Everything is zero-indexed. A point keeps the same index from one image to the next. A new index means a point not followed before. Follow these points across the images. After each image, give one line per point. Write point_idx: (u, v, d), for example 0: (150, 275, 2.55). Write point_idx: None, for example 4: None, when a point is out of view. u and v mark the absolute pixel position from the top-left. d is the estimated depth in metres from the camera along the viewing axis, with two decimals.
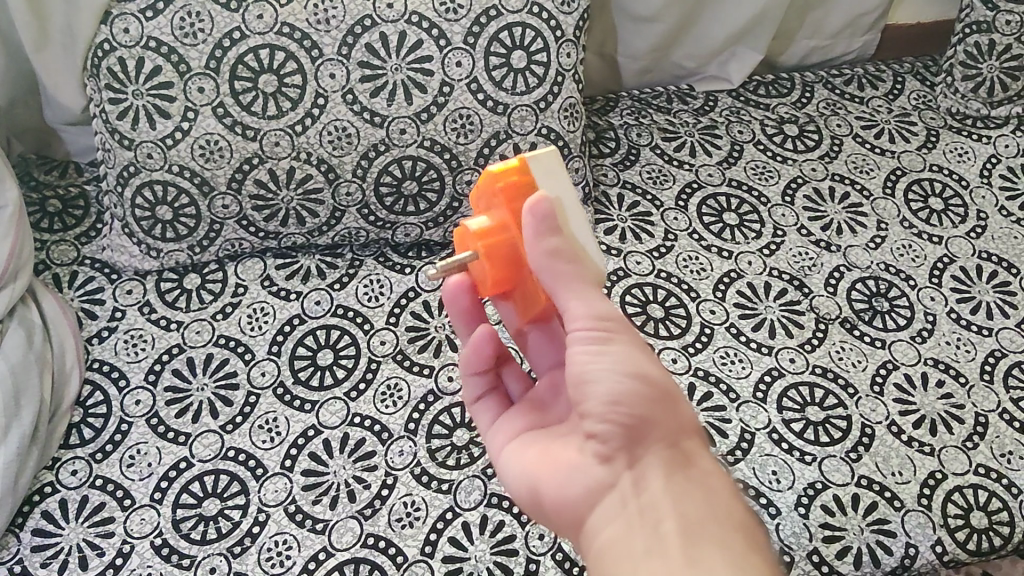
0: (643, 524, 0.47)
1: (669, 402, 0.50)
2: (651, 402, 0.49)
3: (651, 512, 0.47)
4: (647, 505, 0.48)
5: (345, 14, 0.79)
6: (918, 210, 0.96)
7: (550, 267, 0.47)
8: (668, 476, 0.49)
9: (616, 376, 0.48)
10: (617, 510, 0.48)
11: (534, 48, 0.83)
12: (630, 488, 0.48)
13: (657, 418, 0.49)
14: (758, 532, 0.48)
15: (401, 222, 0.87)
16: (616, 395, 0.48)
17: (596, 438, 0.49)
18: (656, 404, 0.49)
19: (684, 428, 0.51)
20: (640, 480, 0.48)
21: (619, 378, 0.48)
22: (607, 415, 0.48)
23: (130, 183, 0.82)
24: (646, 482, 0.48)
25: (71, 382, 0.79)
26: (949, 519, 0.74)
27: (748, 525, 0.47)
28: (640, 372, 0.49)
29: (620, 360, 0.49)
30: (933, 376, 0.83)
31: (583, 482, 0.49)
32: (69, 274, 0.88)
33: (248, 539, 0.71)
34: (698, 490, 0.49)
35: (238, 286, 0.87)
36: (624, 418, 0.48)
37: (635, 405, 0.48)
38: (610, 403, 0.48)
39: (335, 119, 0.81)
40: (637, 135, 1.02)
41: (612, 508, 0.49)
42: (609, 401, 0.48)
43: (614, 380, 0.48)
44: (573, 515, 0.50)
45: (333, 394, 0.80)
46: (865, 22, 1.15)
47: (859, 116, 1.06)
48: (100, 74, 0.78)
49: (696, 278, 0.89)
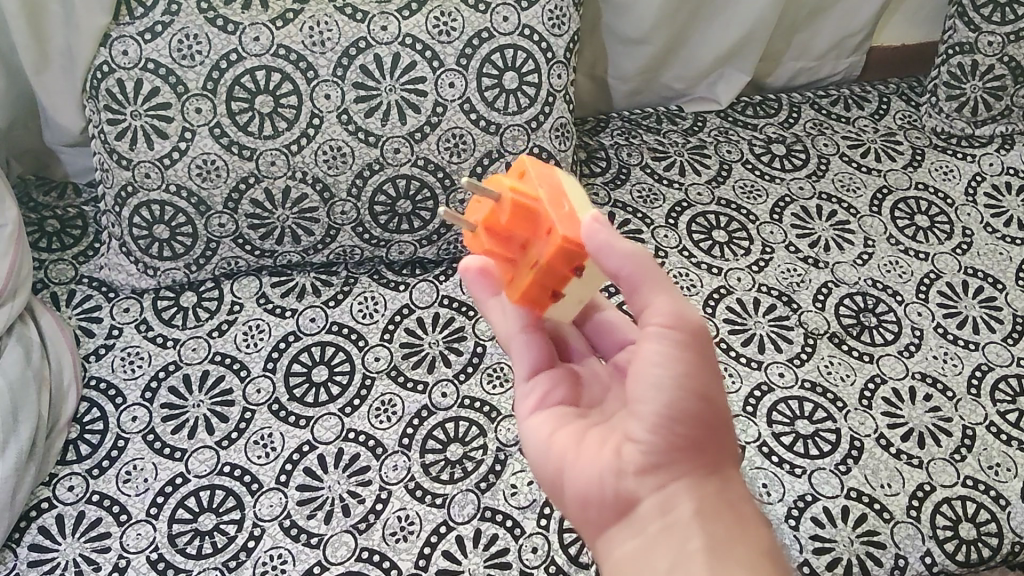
0: (668, 537, 0.48)
1: (719, 421, 0.50)
2: (701, 420, 0.49)
3: (678, 530, 0.48)
4: (675, 522, 0.49)
5: (340, 36, 0.81)
6: (904, 226, 0.98)
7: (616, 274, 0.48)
8: (699, 495, 0.49)
9: (672, 386, 0.48)
10: (643, 520, 0.49)
11: (525, 69, 0.85)
12: (660, 501, 0.49)
13: (706, 435, 0.49)
14: (784, 561, 0.49)
15: (395, 240, 0.89)
16: (671, 406, 0.48)
17: (637, 444, 0.49)
18: (706, 422, 0.49)
19: (725, 448, 0.51)
20: (670, 490, 0.49)
21: (676, 390, 0.48)
22: (658, 426, 0.48)
23: (128, 203, 0.83)
24: (677, 500, 0.49)
25: (68, 398, 0.80)
26: (939, 531, 0.75)
27: (774, 553, 0.48)
28: (698, 388, 0.48)
29: (682, 370, 0.48)
30: (920, 390, 0.84)
31: (615, 486, 0.50)
32: (67, 293, 0.89)
33: (243, 553, 0.72)
34: (729, 512, 0.50)
35: (234, 304, 0.88)
36: (670, 428, 0.48)
37: (687, 420, 0.48)
38: (662, 415, 0.48)
39: (331, 139, 0.82)
40: (627, 155, 1.03)
41: (640, 518, 0.50)
42: (662, 413, 0.48)
43: (670, 392, 0.48)
44: (597, 516, 0.51)
45: (328, 410, 0.81)
46: (850, 43, 1.17)
47: (845, 136, 1.08)
48: (99, 95, 0.80)
49: (686, 294, 0.90)
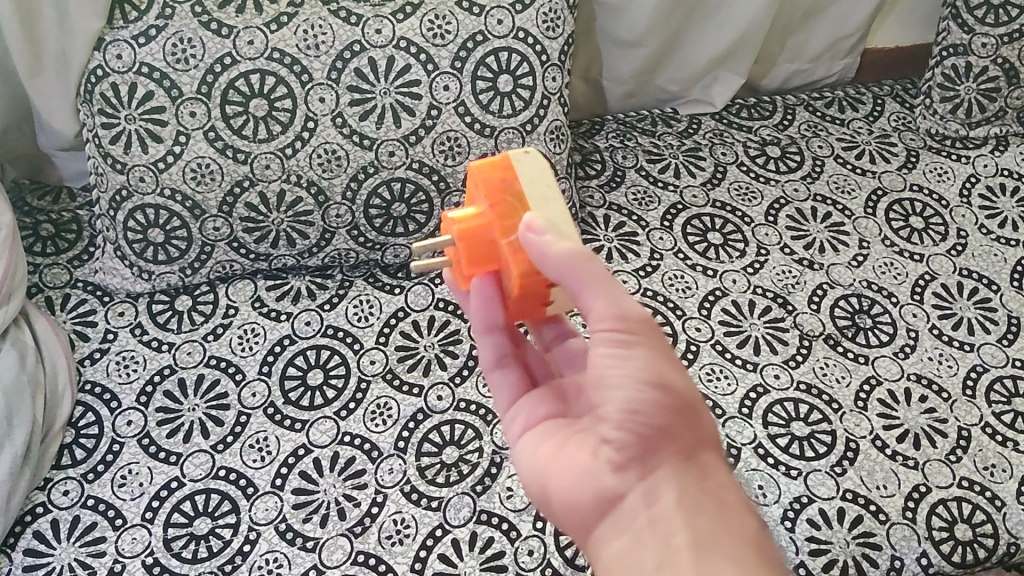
0: (653, 533, 0.48)
1: (687, 409, 0.50)
2: (671, 412, 0.48)
3: (663, 523, 0.48)
4: (659, 515, 0.48)
5: (334, 39, 0.81)
6: (899, 228, 0.98)
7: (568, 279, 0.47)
8: (680, 485, 0.49)
9: (632, 382, 0.48)
10: (628, 518, 0.49)
11: (520, 72, 0.86)
12: (644, 495, 0.49)
13: (678, 427, 0.49)
14: (771, 543, 0.48)
15: (390, 243, 0.89)
16: (633, 401, 0.48)
17: (610, 444, 0.49)
18: (675, 413, 0.49)
19: (702, 438, 0.51)
20: (650, 485, 0.49)
21: (637, 385, 0.48)
22: (624, 422, 0.48)
23: (122, 207, 0.83)
24: (659, 492, 0.49)
25: (63, 403, 0.80)
26: (934, 532, 0.75)
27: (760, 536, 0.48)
28: (659, 379, 0.48)
29: (640, 364, 0.48)
30: (915, 392, 0.84)
31: (596, 487, 0.50)
32: (62, 297, 0.88)
33: (239, 557, 0.72)
34: (712, 501, 0.49)
35: (229, 307, 0.88)
36: (638, 424, 0.48)
37: (653, 413, 0.48)
38: (627, 412, 0.48)
39: (325, 142, 0.82)
40: (622, 158, 1.03)
41: (625, 515, 0.49)
42: (626, 408, 0.48)
43: (632, 387, 0.48)
44: (584, 519, 0.51)
45: (323, 413, 0.80)
46: (844, 45, 1.18)
47: (840, 138, 1.08)
48: (93, 99, 0.80)
49: (681, 296, 0.90)
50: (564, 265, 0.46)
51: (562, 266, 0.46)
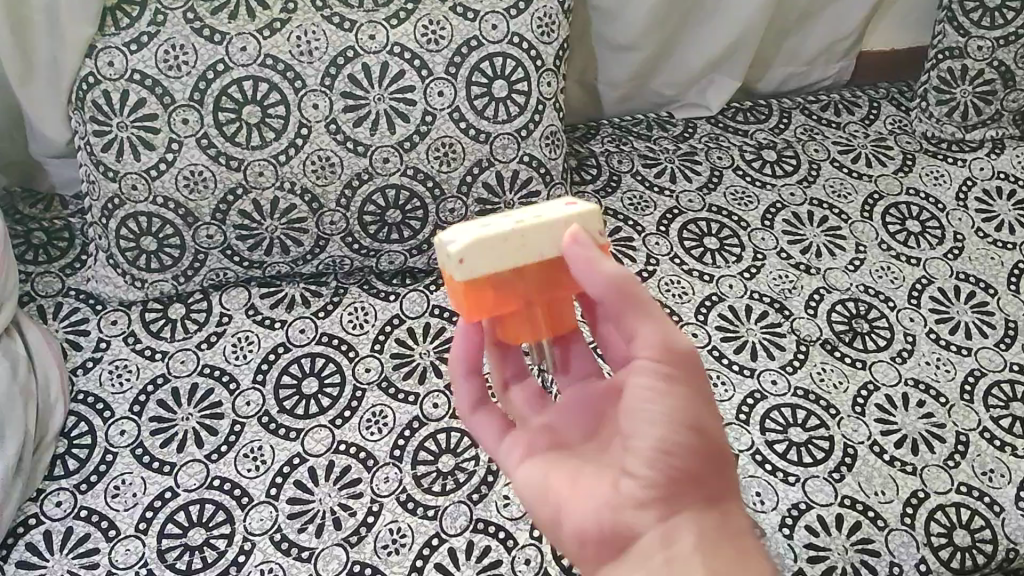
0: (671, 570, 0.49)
1: (716, 453, 0.51)
2: (699, 453, 0.50)
3: (681, 562, 0.49)
4: (677, 553, 0.49)
5: (328, 46, 0.80)
6: (895, 232, 0.98)
7: (623, 296, 0.48)
8: (700, 526, 0.50)
9: (665, 419, 0.49)
10: (645, 554, 0.50)
11: (515, 77, 0.85)
12: (663, 533, 0.50)
13: (704, 468, 0.50)
14: None
15: (385, 250, 0.88)
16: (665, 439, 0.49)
17: (635, 478, 0.50)
18: (703, 455, 0.50)
19: (725, 482, 0.52)
20: (671, 524, 0.50)
21: (670, 424, 0.49)
22: (653, 458, 0.49)
23: (115, 215, 0.82)
24: (679, 532, 0.50)
25: (55, 413, 0.79)
26: (933, 538, 0.74)
27: None
28: (691, 420, 0.49)
29: (674, 404, 0.49)
30: (913, 397, 0.84)
31: (615, 519, 0.51)
32: (54, 305, 0.88)
33: (233, 568, 0.71)
34: (729, 546, 0.51)
35: (223, 315, 0.87)
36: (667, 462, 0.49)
37: (683, 453, 0.49)
38: (658, 448, 0.49)
39: (319, 149, 0.82)
40: (618, 162, 1.03)
41: (641, 549, 0.50)
42: (656, 445, 0.49)
43: (664, 424, 0.49)
44: (596, 550, 0.52)
45: (318, 422, 0.80)
46: (840, 48, 1.17)
47: (836, 141, 1.08)
48: (84, 107, 0.79)
49: (678, 302, 0.90)
50: (615, 271, 0.48)
51: (618, 272, 0.47)
